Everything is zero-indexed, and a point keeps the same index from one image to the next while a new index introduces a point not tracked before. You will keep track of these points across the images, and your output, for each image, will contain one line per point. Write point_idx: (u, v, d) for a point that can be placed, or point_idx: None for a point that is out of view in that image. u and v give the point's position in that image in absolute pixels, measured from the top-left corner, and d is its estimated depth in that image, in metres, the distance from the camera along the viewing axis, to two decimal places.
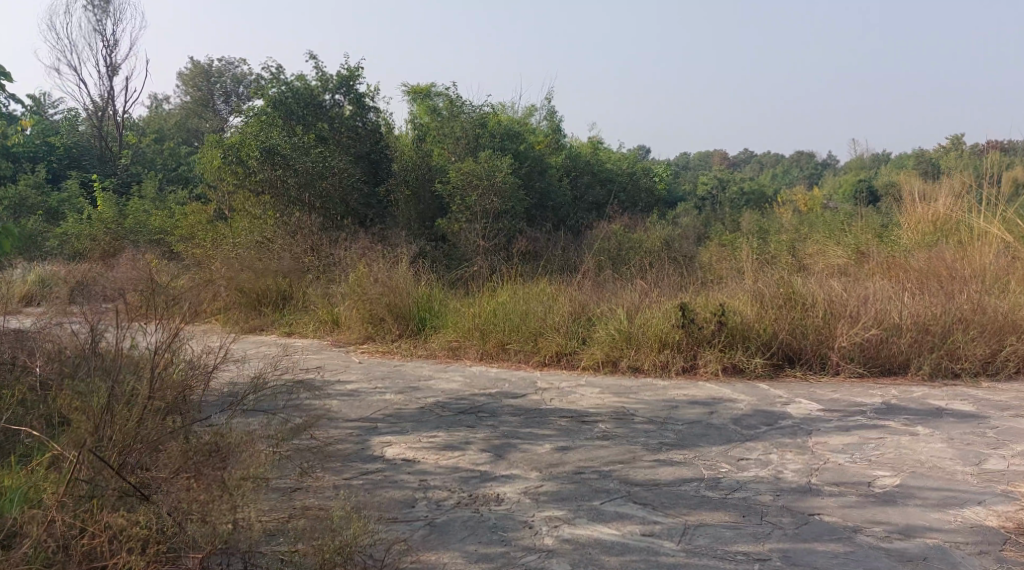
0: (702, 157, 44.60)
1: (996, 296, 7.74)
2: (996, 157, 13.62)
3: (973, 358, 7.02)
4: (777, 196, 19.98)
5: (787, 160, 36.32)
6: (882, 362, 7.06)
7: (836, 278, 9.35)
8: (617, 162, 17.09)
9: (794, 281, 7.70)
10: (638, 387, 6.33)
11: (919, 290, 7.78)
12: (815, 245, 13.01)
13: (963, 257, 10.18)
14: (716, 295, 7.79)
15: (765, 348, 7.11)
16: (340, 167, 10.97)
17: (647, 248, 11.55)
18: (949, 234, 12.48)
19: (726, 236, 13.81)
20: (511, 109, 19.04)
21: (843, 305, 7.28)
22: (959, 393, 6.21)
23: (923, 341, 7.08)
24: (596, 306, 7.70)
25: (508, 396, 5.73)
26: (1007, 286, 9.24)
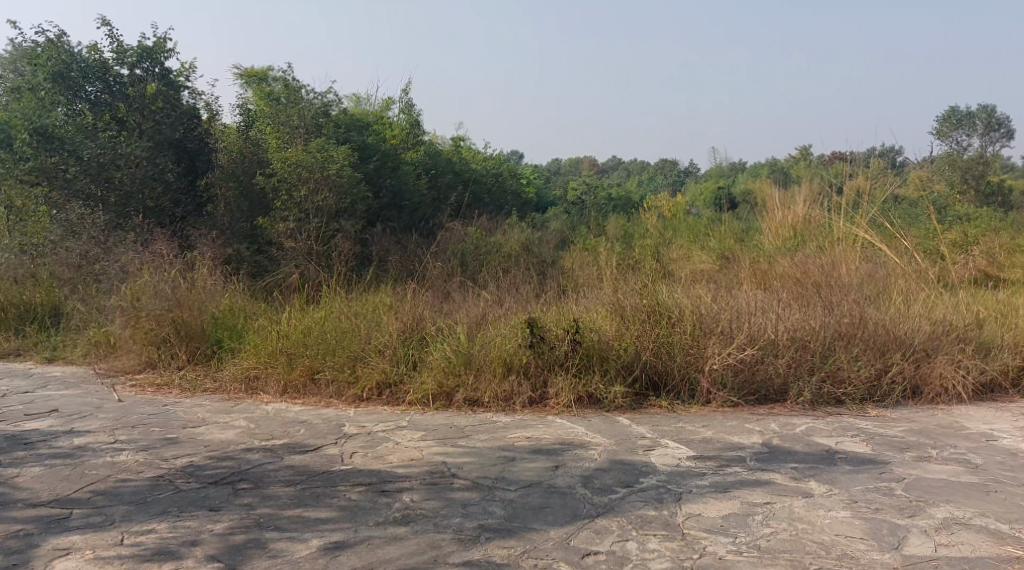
0: (572, 164, 44.32)
1: (872, 305, 7.02)
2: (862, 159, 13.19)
3: (856, 380, 6.22)
4: (644, 201, 19.40)
5: (651, 166, 36.15)
6: (759, 387, 6.09)
7: (702, 285, 8.38)
8: (478, 162, 15.84)
9: (658, 289, 6.62)
10: (473, 426, 5.03)
11: (796, 299, 6.90)
12: (680, 250, 12.26)
13: (828, 260, 9.53)
14: (569, 307, 6.60)
15: (625, 373, 5.99)
16: (162, 164, 9.55)
17: (501, 250, 10.28)
18: (815, 238, 11.96)
19: (590, 241, 12.86)
20: (366, 101, 17.46)
21: (714, 318, 6.27)
22: (847, 427, 5.36)
23: (802, 361, 6.21)
24: (428, 321, 6.35)
25: (292, 450, 4.33)
26: (878, 295, 8.57)
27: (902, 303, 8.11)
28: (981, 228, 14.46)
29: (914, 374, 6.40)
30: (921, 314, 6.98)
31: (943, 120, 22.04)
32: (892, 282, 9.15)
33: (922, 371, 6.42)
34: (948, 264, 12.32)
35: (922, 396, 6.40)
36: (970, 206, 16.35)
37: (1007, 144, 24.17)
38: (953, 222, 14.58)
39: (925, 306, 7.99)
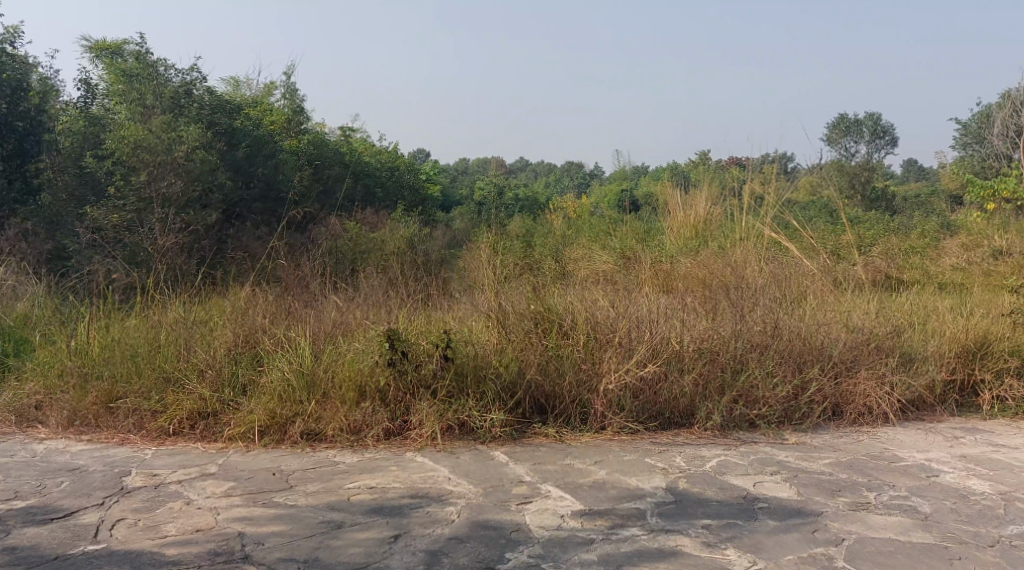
0: (479, 163, 43.59)
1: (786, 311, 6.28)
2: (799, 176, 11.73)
3: (773, 400, 5.36)
4: (549, 202, 18.68)
5: (558, 167, 35.46)
6: (662, 409, 5.16)
7: (599, 288, 7.52)
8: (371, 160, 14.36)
9: (545, 292, 5.63)
10: (301, 471, 3.88)
11: (703, 305, 6.05)
12: (579, 250, 11.47)
13: (734, 258, 8.78)
14: (440, 315, 5.51)
15: (505, 394, 4.91)
16: None
17: (384, 246, 9.10)
18: (713, 238, 11.41)
19: (483, 236, 11.95)
20: (246, 84, 15.83)
21: (611, 327, 5.31)
22: (766, 462, 4.50)
23: (711, 379, 5.31)
24: (263, 332, 5.15)
25: (30, 520, 3.18)
26: (789, 299, 7.90)
27: (814, 308, 7.44)
28: (878, 232, 14.24)
29: (834, 391, 5.66)
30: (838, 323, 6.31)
31: (833, 128, 22.13)
32: (801, 283, 8.52)
33: (843, 388, 5.69)
34: (853, 264, 11.90)
35: (842, 417, 5.67)
36: (862, 211, 16.26)
37: (891, 151, 24.74)
38: (851, 227, 14.36)
39: (837, 312, 7.36)
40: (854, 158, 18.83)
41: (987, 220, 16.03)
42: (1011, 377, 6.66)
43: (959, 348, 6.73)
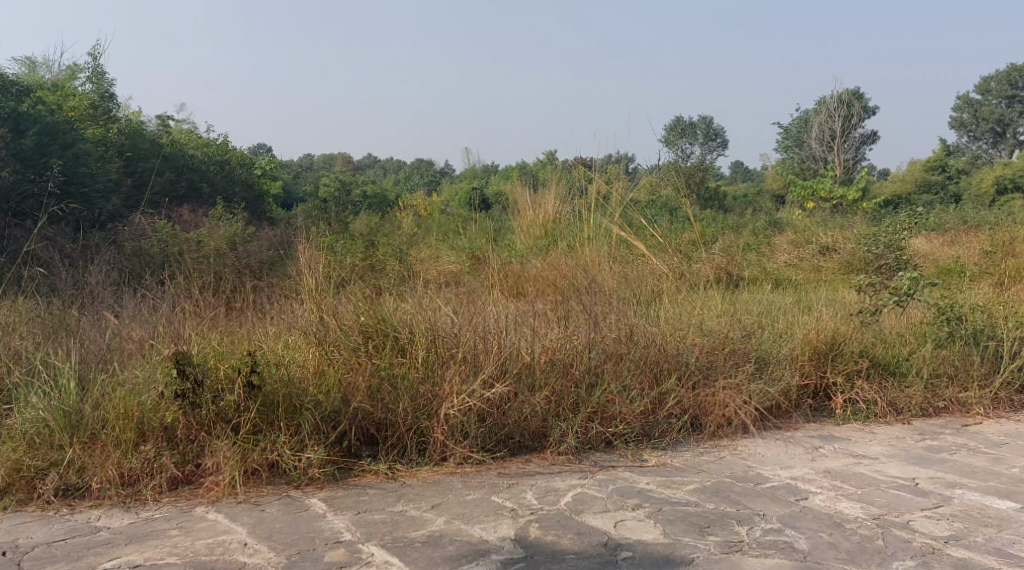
0: (325, 159, 42.05)
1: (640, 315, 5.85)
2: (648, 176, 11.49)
3: (630, 415, 4.84)
4: (399, 201, 17.91)
5: (408, 165, 34.46)
6: (513, 432, 4.48)
7: (445, 292, 6.91)
8: (195, 157, 12.60)
9: (376, 300, 4.90)
10: (43, 547, 3.19)
11: (555, 311, 5.53)
12: (426, 250, 10.81)
13: (585, 258, 8.32)
14: (249, 328, 4.64)
15: (327, 425, 4.09)
16: None
17: (201, 246, 7.97)
18: (562, 238, 11.06)
19: (321, 234, 11.06)
20: (46, 66, 14.11)
21: (451, 339, 4.63)
22: (626, 493, 3.95)
23: (563, 395, 4.73)
24: (20, 361, 4.17)
25: None
26: (643, 300, 7.56)
27: (667, 309, 7.14)
28: (716, 231, 14.37)
29: (694, 402, 5.25)
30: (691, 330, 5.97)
31: (670, 130, 22.48)
32: (655, 284, 8.20)
33: (702, 398, 5.27)
34: (698, 263, 11.83)
35: (700, 429, 5.26)
36: (704, 212, 16.48)
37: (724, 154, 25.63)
38: (694, 227, 14.47)
39: (691, 313, 7.07)
40: (690, 160, 19.28)
41: (811, 219, 16.68)
42: (860, 379, 6.58)
43: (811, 350, 6.60)
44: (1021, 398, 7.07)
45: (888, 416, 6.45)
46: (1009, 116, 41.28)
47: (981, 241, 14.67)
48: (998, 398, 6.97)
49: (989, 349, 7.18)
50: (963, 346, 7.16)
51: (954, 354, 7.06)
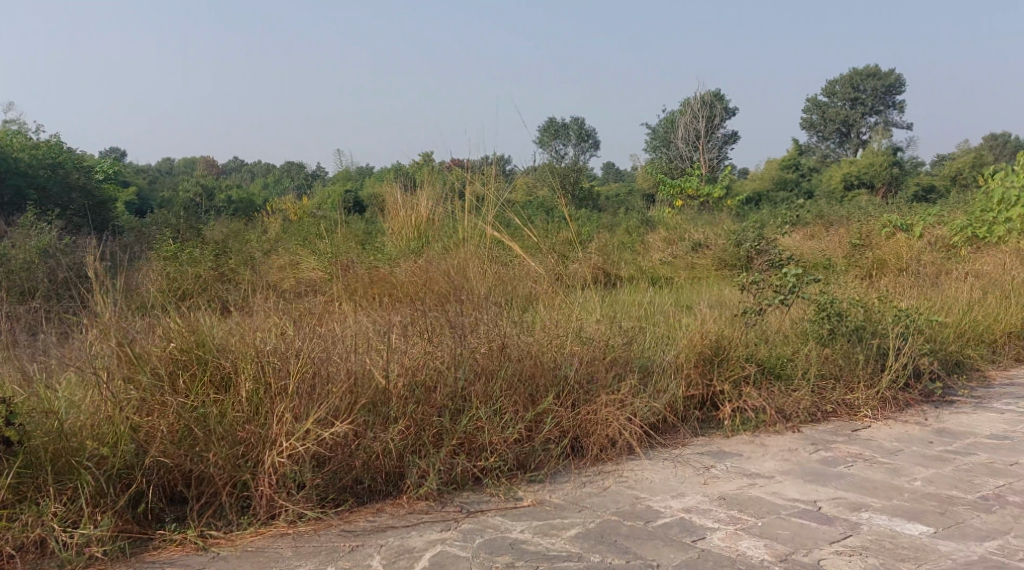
0: (186, 163, 39.79)
1: (515, 323, 5.26)
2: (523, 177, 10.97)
3: (502, 445, 4.17)
4: (265, 203, 16.74)
5: (276, 168, 32.83)
6: (361, 476, 3.75)
7: (306, 302, 6.19)
8: (17, 148, 11.01)
9: (196, 318, 4.11)
10: None
11: (419, 321, 4.85)
12: (286, 255, 9.91)
13: (456, 261, 7.65)
14: (24, 354, 3.77)
15: (116, 486, 3.34)
16: None
17: (8, 259, 6.82)
18: (434, 239, 10.40)
19: (166, 241, 9.97)
20: None
21: (285, 362, 3.88)
22: (494, 549, 3.34)
23: (423, 424, 4.01)
24: None
25: None
26: (519, 304, 6.99)
27: (546, 314, 6.61)
28: (592, 230, 14.01)
29: (574, 422, 4.71)
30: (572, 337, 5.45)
31: (544, 130, 22.15)
32: (528, 286, 7.63)
33: (582, 418, 4.76)
34: (574, 262, 11.42)
35: (581, 454, 4.73)
36: (580, 211, 16.18)
37: (597, 154, 25.57)
38: (571, 226, 14.12)
39: (570, 317, 6.57)
40: (564, 159, 18.96)
41: (681, 216, 16.64)
42: (747, 385, 6.27)
43: (697, 356, 6.22)
44: (904, 397, 6.96)
45: (777, 424, 6.13)
46: (854, 117, 43.64)
47: (842, 234, 15.01)
48: (883, 399, 6.80)
49: (872, 348, 7.00)
50: (846, 344, 6.95)
51: (837, 353, 6.86)
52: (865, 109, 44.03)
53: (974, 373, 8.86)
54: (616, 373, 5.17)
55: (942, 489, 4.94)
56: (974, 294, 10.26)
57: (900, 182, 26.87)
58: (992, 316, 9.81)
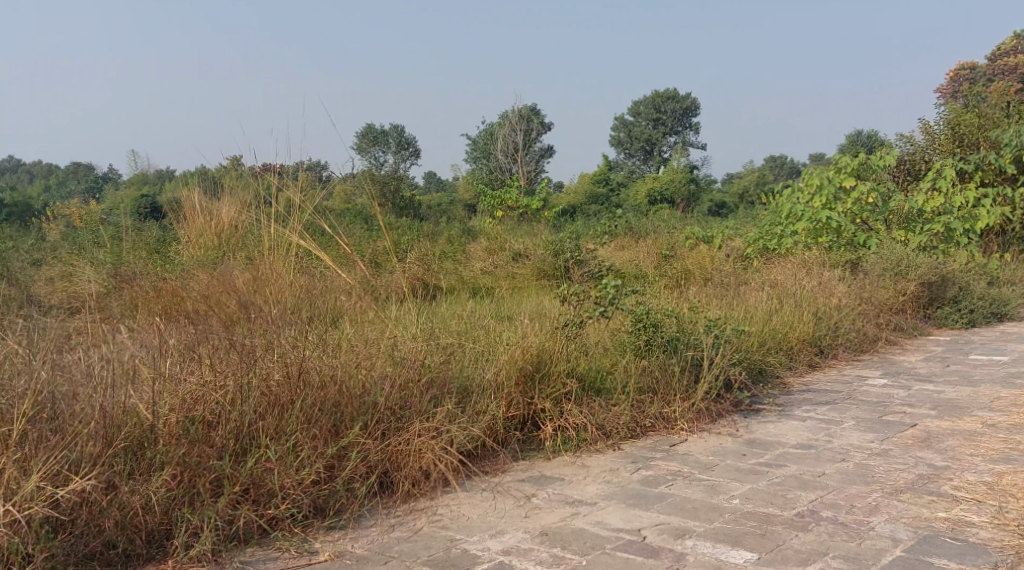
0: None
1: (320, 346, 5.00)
2: (335, 186, 10.32)
3: (297, 489, 3.92)
4: (44, 206, 15.01)
5: (64, 169, 30.00)
6: (114, 538, 3.48)
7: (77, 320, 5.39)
8: None
9: None
10: None
11: (213, 347, 4.51)
12: (60, 265, 8.74)
13: (261, 270, 7.12)
14: None
15: None
16: None
17: None
18: (235, 249, 9.57)
19: None
20: None
21: (26, 407, 3.59)
22: None
23: (187, 468, 3.74)
24: None
25: None
26: (327, 320, 6.45)
27: (359, 330, 6.17)
28: (408, 238, 13.56)
29: (382, 455, 4.43)
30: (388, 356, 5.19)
31: (362, 136, 21.47)
32: (336, 300, 7.08)
33: (392, 450, 4.46)
34: (389, 273, 10.91)
35: (390, 488, 4.44)
36: (397, 221, 15.68)
37: (416, 162, 25.13)
38: (386, 235, 13.58)
39: (383, 333, 6.16)
40: (381, 166, 18.37)
41: (500, 227, 16.51)
42: (569, 402, 6.03)
43: (518, 373, 5.90)
44: (716, 409, 6.93)
45: (598, 443, 5.88)
46: (657, 137, 46.14)
47: (650, 246, 15.46)
48: (699, 411, 6.75)
49: (687, 359, 6.95)
50: (661, 354, 6.88)
51: (654, 364, 6.77)
52: (667, 129, 46.54)
53: (775, 380, 9.09)
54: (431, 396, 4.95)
55: (760, 506, 4.82)
56: (773, 305, 10.68)
57: (695, 198, 28.76)
58: (789, 325, 10.21)
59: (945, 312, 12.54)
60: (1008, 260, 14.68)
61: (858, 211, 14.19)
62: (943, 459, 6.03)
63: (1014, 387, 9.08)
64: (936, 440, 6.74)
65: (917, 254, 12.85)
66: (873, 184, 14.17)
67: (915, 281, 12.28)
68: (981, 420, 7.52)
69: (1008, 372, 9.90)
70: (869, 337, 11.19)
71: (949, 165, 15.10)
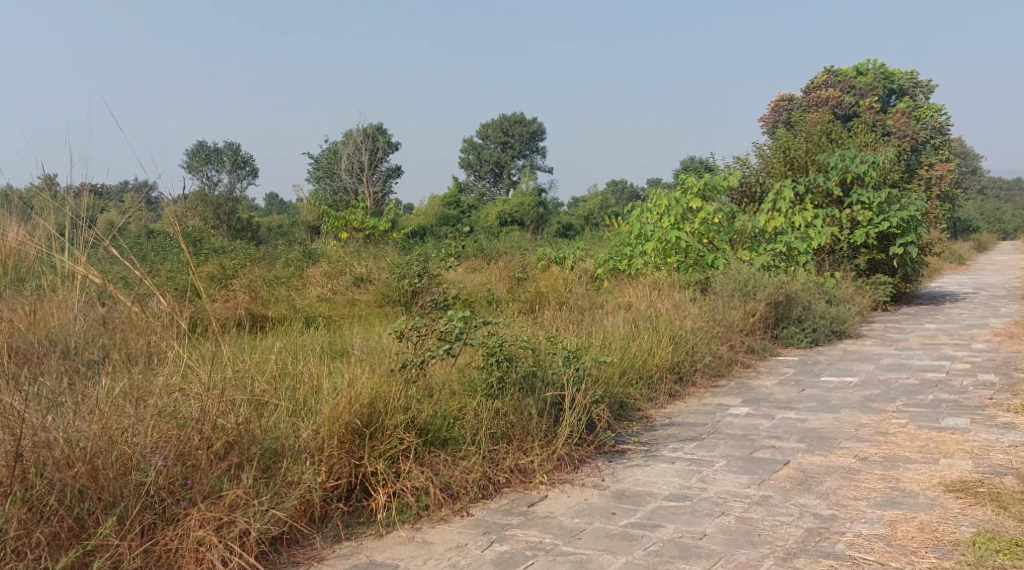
0: None
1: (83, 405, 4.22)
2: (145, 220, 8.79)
3: None
4: None
5: None
6: None
7: None
8: None
9: None
10: None
11: None
12: None
13: (53, 301, 5.93)
14: None
15: None
16: None
17: None
18: (12, 280, 8.01)
19: None
20: None
21: None
22: None
23: None
24: None
25: None
26: (105, 370, 5.22)
27: (150, 376, 5.03)
28: (234, 263, 12.11)
29: (144, 561, 3.83)
30: (171, 407, 4.41)
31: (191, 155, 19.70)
32: (125, 340, 5.83)
33: (156, 553, 3.87)
34: (203, 302, 9.52)
35: None
36: (225, 246, 14.22)
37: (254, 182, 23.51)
38: (209, 262, 12.14)
39: (180, 380, 5.07)
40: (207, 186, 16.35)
41: (344, 249, 15.31)
42: (407, 462, 4.98)
43: (343, 431, 4.84)
44: (578, 456, 6.03)
45: (442, 508, 4.87)
46: (505, 160, 46.00)
47: (501, 268, 14.70)
48: (559, 460, 5.82)
49: (544, 401, 6.05)
50: (516, 394, 5.95)
51: (508, 406, 5.82)
52: (514, 152, 46.53)
53: (637, 414, 8.38)
54: (227, 469, 4.25)
55: None
56: (629, 329, 10.06)
57: (545, 221, 28.52)
58: (648, 351, 9.60)
59: (790, 332, 12.36)
60: (841, 278, 14.85)
61: (705, 230, 13.86)
62: (828, 507, 5.47)
63: (871, 412, 8.77)
64: (814, 481, 6.12)
65: (763, 273, 12.64)
66: (718, 205, 13.99)
67: (764, 300, 11.97)
68: (851, 454, 7.03)
69: (863, 395, 9.66)
70: (724, 360, 10.74)
71: (786, 186, 15.19)
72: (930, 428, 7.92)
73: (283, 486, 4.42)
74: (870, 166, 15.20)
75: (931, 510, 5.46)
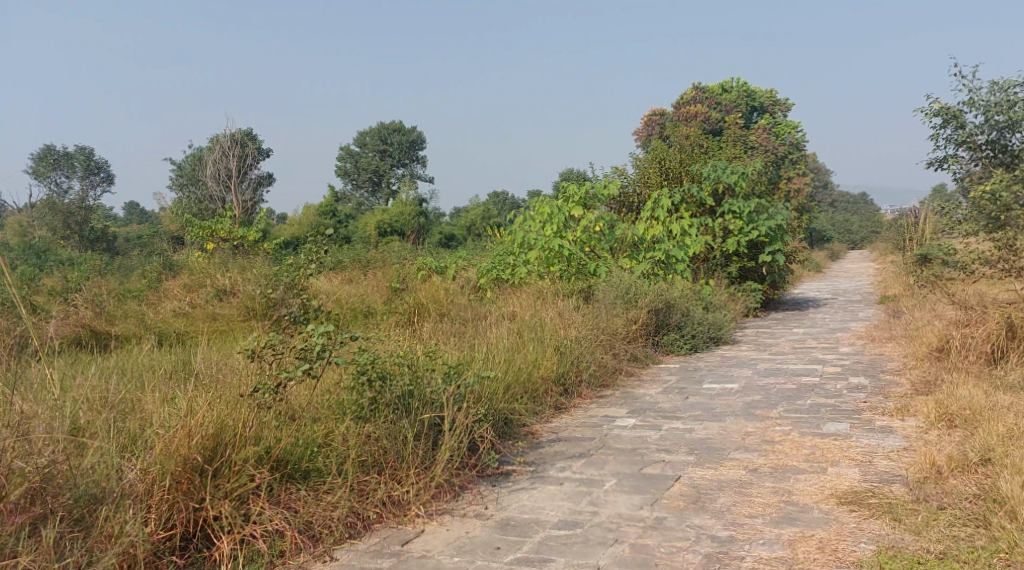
0: None
1: None
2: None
3: None
4: None
5: None
6: None
7: None
8: None
9: None
10: None
11: None
12: None
13: None
14: None
15: None
16: None
17: None
18: None
19: None
20: None
21: None
22: None
23: None
24: None
25: None
26: None
27: None
28: (79, 276, 10.94)
29: None
30: None
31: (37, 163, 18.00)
32: None
33: None
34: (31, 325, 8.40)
35: None
36: (72, 258, 12.91)
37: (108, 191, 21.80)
38: (48, 279, 10.91)
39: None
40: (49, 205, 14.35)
41: (209, 260, 14.22)
42: (258, 503, 4.35)
43: (179, 469, 4.13)
44: (459, 482, 5.47)
45: (300, 555, 4.31)
46: (383, 168, 44.97)
47: (378, 279, 13.97)
48: (437, 488, 5.24)
49: (422, 422, 5.45)
50: (390, 415, 5.34)
51: (380, 431, 5.21)
52: (393, 160, 45.59)
53: (521, 431, 7.89)
54: (20, 525, 3.59)
55: None
56: (513, 340, 9.61)
57: (425, 231, 27.81)
58: (533, 363, 9.16)
59: (671, 339, 12.18)
60: (716, 286, 14.88)
61: (587, 238, 13.63)
62: (724, 528, 5.12)
63: (755, 420, 8.59)
64: (708, 499, 5.77)
65: (643, 281, 12.48)
66: (600, 213, 13.74)
67: (645, 308, 11.79)
68: (741, 466, 6.75)
69: (745, 402, 9.52)
70: (608, 370, 10.42)
71: (663, 195, 15.14)
72: (813, 435, 7.77)
73: (97, 542, 3.75)
74: (739, 177, 15.41)
75: (827, 526, 5.21)
